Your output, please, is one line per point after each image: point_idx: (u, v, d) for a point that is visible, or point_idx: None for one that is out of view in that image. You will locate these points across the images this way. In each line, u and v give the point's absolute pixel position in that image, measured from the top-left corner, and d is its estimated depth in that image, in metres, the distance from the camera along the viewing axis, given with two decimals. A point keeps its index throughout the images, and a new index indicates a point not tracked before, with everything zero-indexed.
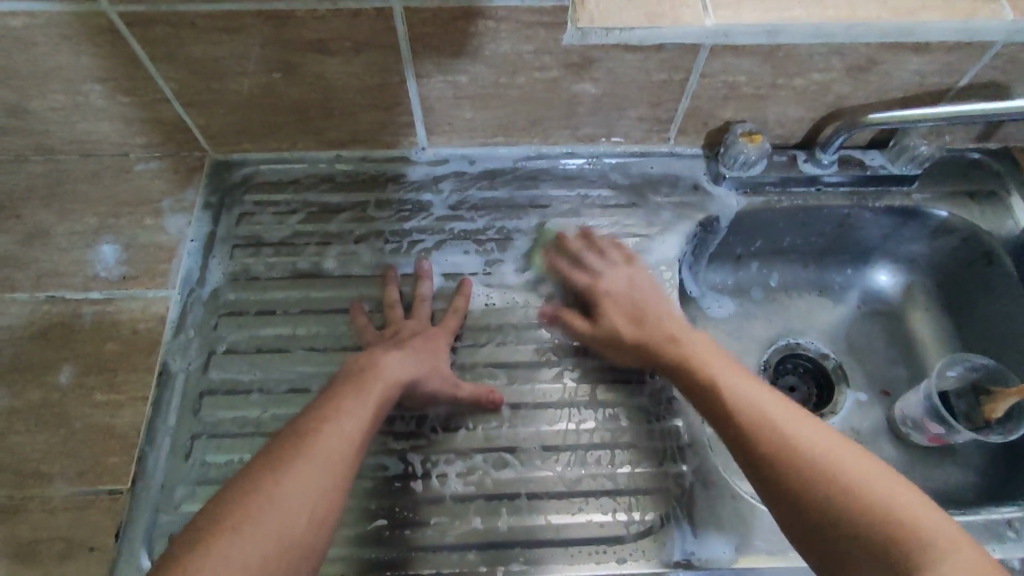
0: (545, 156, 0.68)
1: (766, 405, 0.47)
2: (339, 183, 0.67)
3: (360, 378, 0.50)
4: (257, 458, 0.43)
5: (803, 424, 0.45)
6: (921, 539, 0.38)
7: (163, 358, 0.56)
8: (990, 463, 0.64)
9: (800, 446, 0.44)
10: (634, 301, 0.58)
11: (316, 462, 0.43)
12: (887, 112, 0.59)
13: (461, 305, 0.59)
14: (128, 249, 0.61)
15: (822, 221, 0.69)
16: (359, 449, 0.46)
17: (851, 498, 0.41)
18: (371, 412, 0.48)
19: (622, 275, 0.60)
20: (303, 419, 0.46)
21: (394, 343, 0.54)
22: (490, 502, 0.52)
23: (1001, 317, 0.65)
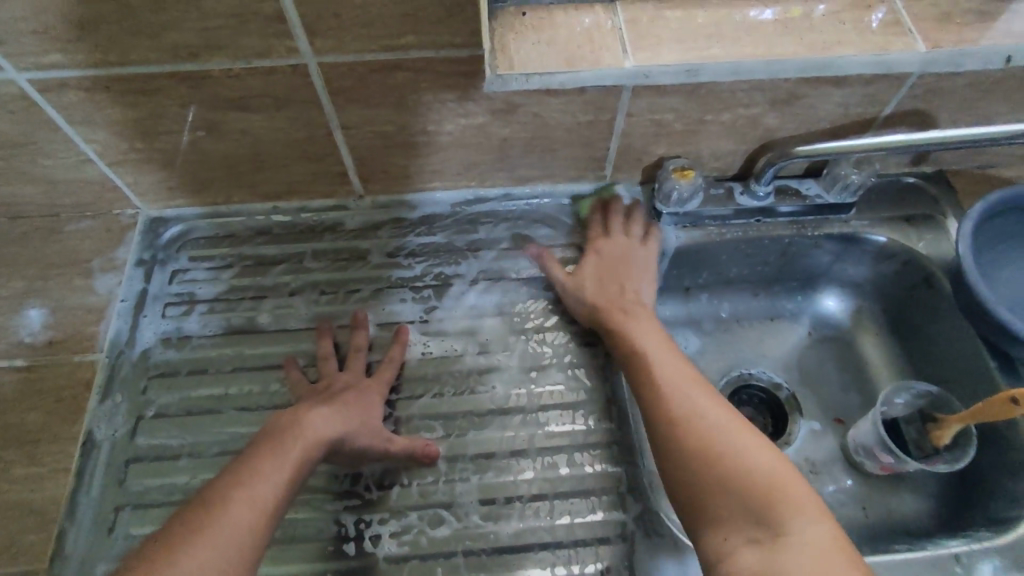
0: (484, 198, 0.68)
1: (679, 380, 0.51)
2: (275, 235, 0.66)
3: (278, 438, 0.49)
4: (159, 534, 0.42)
5: (701, 393, 0.50)
6: (778, 497, 0.42)
7: (88, 426, 0.54)
8: (944, 490, 0.63)
9: (699, 416, 0.48)
10: (615, 266, 0.62)
11: (219, 537, 0.41)
12: (812, 146, 0.60)
13: (397, 355, 0.58)
14: (55, 313, 0.59)
15: (765, 251, 0.69)
16: (271, 518, 0.44)
17: (730, 464, 0.44)
18: (285, 478, 0.46)
19: (623, 243, 0.64)
20: (214, 487, 0.45)
21: (324, 398, 0.53)
22: (425, 563, 0.50)
23: (942, 341, 0.65)
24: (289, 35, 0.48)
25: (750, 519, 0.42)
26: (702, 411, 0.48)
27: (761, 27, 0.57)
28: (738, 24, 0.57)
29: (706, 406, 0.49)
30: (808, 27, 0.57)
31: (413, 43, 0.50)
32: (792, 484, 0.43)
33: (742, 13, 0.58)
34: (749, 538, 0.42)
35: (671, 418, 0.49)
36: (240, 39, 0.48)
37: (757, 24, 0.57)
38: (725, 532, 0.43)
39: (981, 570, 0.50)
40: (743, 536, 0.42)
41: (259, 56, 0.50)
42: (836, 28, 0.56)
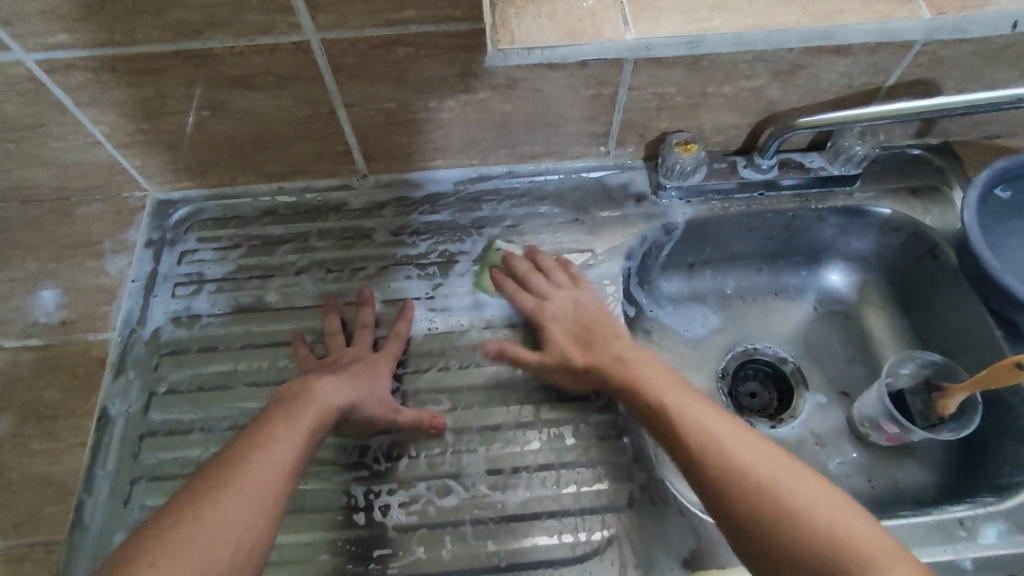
0: (488, 176, 0.68)
1: (721, 429, 0.47)
2: (281, 216, 0.67)
3: (291, 405, 0.50)
4: (183, 491, 0.42)
5: (748, 449, 0.46)
6: (858, 556, 0.39)
7: (102, 402, 0.56)
8: (949, 460, 0.63)
9: (748, 473, 0.44)
10: (581, 329, 0.58)
11: (245, 490, 0.42)
12: (814, 117, 0.60)
13: (403, 330, 0.59)
14: (68, 293, 0.60)
15: (769, 225, 0.69)
16: (292, 476, 0.45)
17: (787, 508, 0.42)
18: (301, 439, 0.47)
19: (567, 296, 0.59)
20: (233, 447, 0.46)
21: (332, 368, 0.54)
22: (434, 531, 0.51)
23: (948, 312, 0.65)
24: (291, 11, 0.49)
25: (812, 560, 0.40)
26: (756, 468, 0.44)
27: None
28: None
29: (744, 448, 0.46)
30: None
31: (413, 18, 0.50)
32: (867, 537, 0.40)
33: None
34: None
35: (712, 472, 0.45)
36: (244, 17, 0.49)
37: None
38: None
39: (985, 535, 0.50)
40: None
41: (262, 33, 0.50)
42: None
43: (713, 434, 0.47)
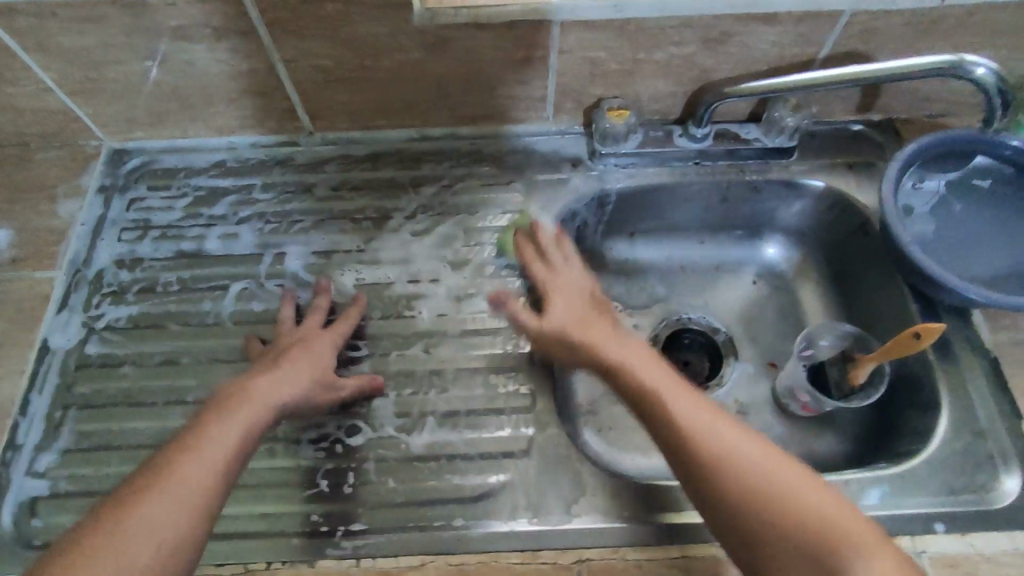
0: (430, 138, 0.70)
1: (700, 419, 0.47)
2: (228, 168, 0.69)
3: (227, 405, 0.48)
4: (108, 499, 0.41)
5: (736, 439, 0.46)
6: (840, 542, 0.40)
7: (43, 334, 0.59)
8: (864, 429, 0.64)
9: (738, 463, 0.44)
10: (584, 300, 0.58)
11: (172, 496, 0.41)
12: (733, 89, 0.61)
13: (324, 303, 0.59)
14: (20, 233, 0.64)
15: (705, 196, 0.70)
16: (226, 477, 0.44)
17: (787, 508, 0.41)
18: (238, 440, 0.46)
19: (578, 275, 0.59)
20: (165, 451, 0.44)
21: (273, 361, 0.54)
22: (340, 467, 0.54)
23: (875, 287, 0.65)
24: None
25: (810, 563, 0.40)
26: (747, 462, 0.44)
27: None
28: None
29: (743, 450, 0.45)
30: None
31: None
32: (845, 520, 0.41)
33: None
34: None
35: (703, 463, 0.45)
36: None
37: None
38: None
39: (869, 496, 0.52)
40: None
41: None
42: None
43: (719, 440, 0.45)
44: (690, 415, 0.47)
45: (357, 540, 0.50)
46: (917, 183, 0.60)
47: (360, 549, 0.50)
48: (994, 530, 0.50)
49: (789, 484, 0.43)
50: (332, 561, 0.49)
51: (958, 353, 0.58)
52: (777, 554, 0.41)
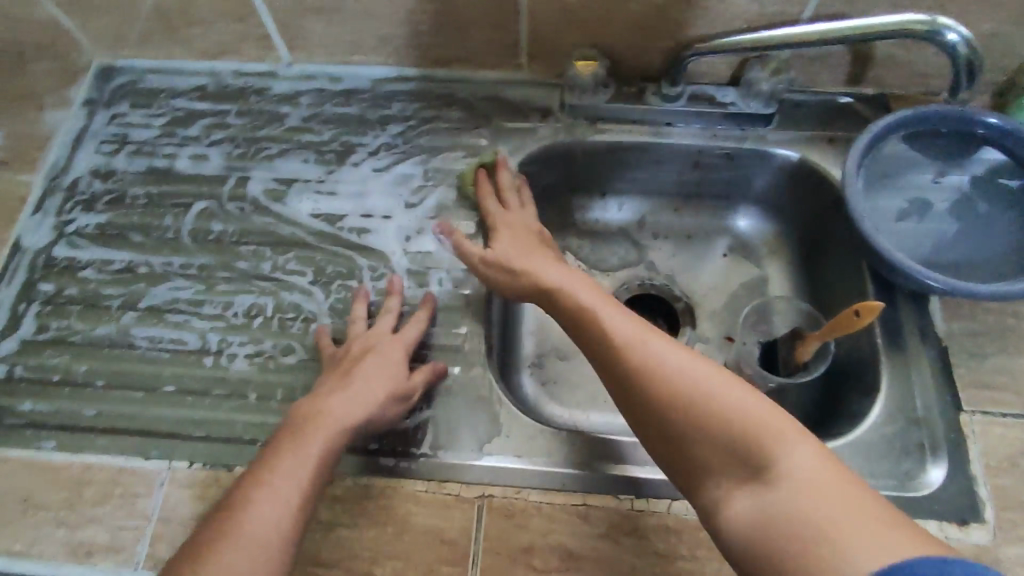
0: (405, 78, 0.70)
1: (632, 331, 0.46)
2: (208, 93, 0.71)
3: (297, 429, 0.48)
4: (186, 545, 0.42)
5: (670, 351, 0.44)
6: (764, 434, 0.38)
7: (17, 233, 0.63)
8: (809, 411, 0.62)
9: (661, 373, 0.43)
10: (530, 237, 0.60)
11: (242, 541, 0.41)
12: (706, 43, 0.59)
13: (360, 311, 0.57)
14: (8, 138, 0.67)
15: (677, 160, 0.68)
16: (300, 510, 0.43)
17: (706, 407, 0.40)
18: (309, 471, 0.45)
19: (528, 216, 0.61)
20: (236, 490, 0.44)
21: (340, 379, 0.52)
22: (269, 383, 0.56)
23: (840, 268, 0.63)
24: None
25: (748, 471, 0.38)
26: (670, 368, 0.43)
27: None
28: None
29: (681, 363, 0.43)
30: None
31: None
32: (771, 420, 0.39)
33: None
34: (745, 486, 0.38)
35: (632, 377, 0.44)
36: None
37: None
38: (718, 485, 0.39)
39: None
40: (735, 482, 0.38)
41: None
42: None
43: (690, 381, 0.41)
44: (662, 353, 0.44)
45: None
46: (932, 177, 0.61)
47: None
48: (909, 517, 0.48)
49: (728, 395, 0.40)
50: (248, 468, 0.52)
51: (908, 338, 0.55)
52: (726, 468, 0.39)
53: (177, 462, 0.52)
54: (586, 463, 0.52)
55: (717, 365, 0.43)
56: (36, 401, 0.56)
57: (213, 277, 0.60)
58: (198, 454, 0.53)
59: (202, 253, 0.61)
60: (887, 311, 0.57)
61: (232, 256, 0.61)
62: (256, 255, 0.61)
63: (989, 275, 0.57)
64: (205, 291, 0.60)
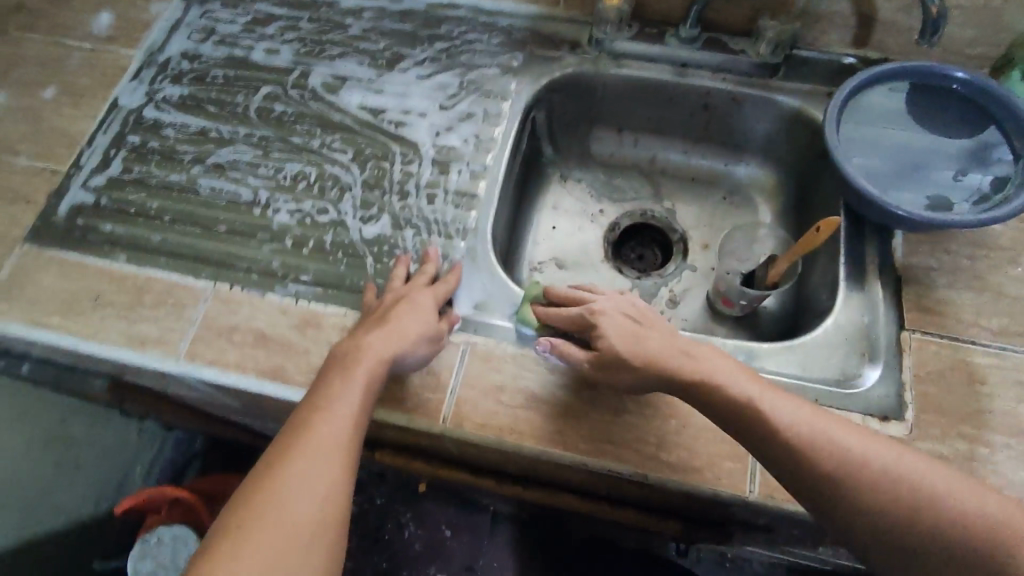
0: (456, 5, 0.79)
1: (780, 408, 0.47)
2: (287, 1, 0.81)
3: (346, 361, 0.52)
4: (258, 464, 0.46)
5: (795, 413, 0.47)
6: (923, 512, 0.43)
7: (116, 94, 0.75)
8: (776, 336, 0.70)
9: (831, 457, 0.45)
10: (636, 322, 0.53)
11: (314, 459, 0.45)
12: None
13: (400, 270, 0.61)
14: (120, 19, 0.80)
15: (687, 100, 0.75)
16: (355, 428, 0.48)
17: (868, 484, 0.44)
18: (359, 396, 0.49)
19: (612, 300, 0.55)
20: (297, 416, 0.48)
21: (377, 322, 0.55)
22: (303, 234, 0.66)
23: (823, 211, 0.69)
24: None
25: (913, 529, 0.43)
26: (834, 445, 0.45)
27: None
28: None
29: (811, 427, 0.46)
30: None
31: None
32: (939, 479, 0.44)
33: None
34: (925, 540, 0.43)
35: (803, 463, 0.45)
36: None
37: None
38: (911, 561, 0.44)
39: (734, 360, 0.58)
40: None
41: None
42: None
43: (814, 433, 0.46)
44: (728, 375, 0.49)
45: (300, 286, 0.62)
46: (954, 173, 0.63)
47: (301, 293, 0.62)
48: (836, 407, 0.54)
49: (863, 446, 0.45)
50: (277, 295, 0.62)
51: (868, 266, 0.61)
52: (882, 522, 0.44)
53: (220, 284, 0.63)
54: None
55: (849, 426, 0.47)
56: (114, 224, 0.67)
57: (269, 147, 0.71)
58: (237, 280, 0.63)
59: (263, 127, 0.72)
60: (852, 244, 0.62)
61: (288, 132, 0.71)
62: (307, 133, 0.71)
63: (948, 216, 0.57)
64: (261, 156, 0.70)
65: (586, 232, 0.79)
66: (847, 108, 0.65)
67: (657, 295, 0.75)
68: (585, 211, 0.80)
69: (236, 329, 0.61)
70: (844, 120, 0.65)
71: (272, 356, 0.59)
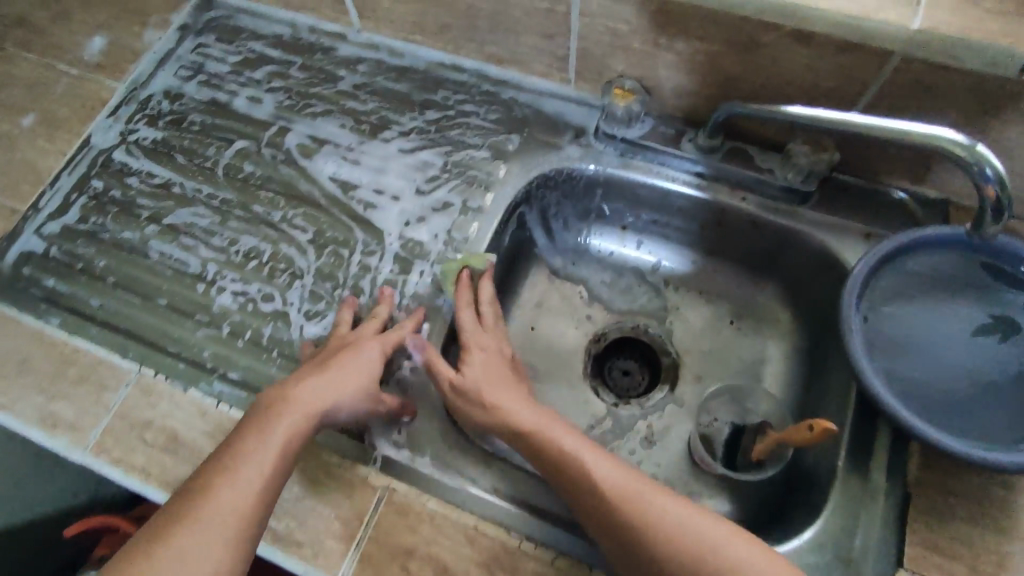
0: (458, 67, 0.71)
1: (614, 478, 0.46)
2: (282, 42, 0.75)
3: (264, 414, 0.48)
4: (144, 530, 0.41)
5: (619, 473, 0.46)
6: None
7: (90, 131, 0.71)
8: (759, 514, 0.58)
9: (668, 530, 0.43)
10: (504, 376, 0.56)
11: (206, 525, 0.40)
12: (743, 103, 0.56)
13: (345, 316, 0.58)
14: (110, 45, 0.76)
15: (699, 214, 0.65)
16: (265, 497, 0.43)
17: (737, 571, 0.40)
18: (275, 454, 0.45)
19: (496, 344, 0.58)
20: (200, 472, 0.44)
21: (316, 365, 0.52)
22: (242, 322, 0.60)
23: (836, 376, 0.58)
24: None
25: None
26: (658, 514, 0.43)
27: None
28: None
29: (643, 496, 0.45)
30: None
31: None
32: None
33: None
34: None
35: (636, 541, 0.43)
36: None
37: None
38: None
39: None
40: None
41: None
42: None
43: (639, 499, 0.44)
44: (611, 475, 0.46)
45: (225, 385, 0.57)
46: None
47: (224, 394, 0.57)
48: None
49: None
50: (198, 393, 0.57)
51: (874, 473, 0.50)
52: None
53: (146, 369, 0.58)
54: (495, 490, 0.53)
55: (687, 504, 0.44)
56: (58, 281, 0.63)
57: (228, 214, 0.66)
58: (164, 368, 0.58)
59: (227, 189, 0.67)
60: (857, 435, 0.52)
61: (252, 198, 0.66)
62: (271, 203, 0.66)
63: (1003, 429, 0.47)
64: (218, 224, 0.65)
65: (569, 339, 0.70)
66: (878, 287, 0.53)
67: (632, 429, 0.65)
68: (572, 312, 0.71)
69: (150, 425, 0.56)
70: (871, 305, 0.53)
71: (178, 465, 0.54)
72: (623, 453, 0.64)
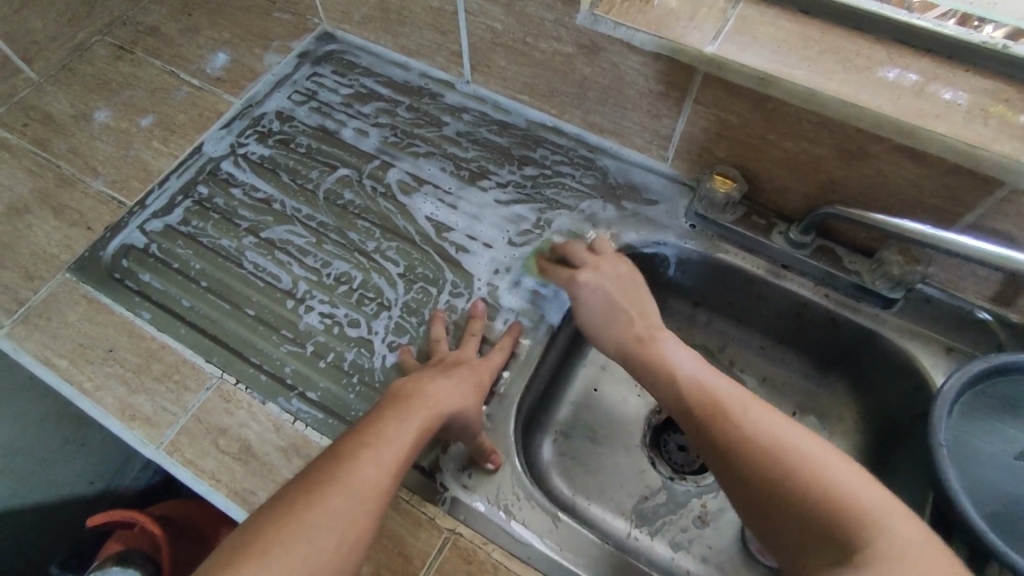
0: (558, 130, 0.74)
1: (752, 409, 0.47)
2: (393, 82, 0.79)
3: (402, 402, 0.50)
4: (290, 485, 0.43)
5: (765, 415, 0.46)
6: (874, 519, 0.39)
7: (203, 140, 0.75)
8: None
9: (790, 447, 0.43)
10: (618, 295, 0.59)
11: (350, 489, 0.42)
12: (844, 208, 0.59)
13: (438, 329, 0.61)
14: (232, 63, 0.81)
15: (778, 302, 0.66)
16: (399, 475, 0.45)
17: (821, 492, 0.41)
18: (411, 439, 0.47)
19: (614, 268, 0.60)
20: (345, 442, 0.46)
21: (440, 370, 0.55)
22: (326, 343, 0.62)
23: (908, 483, 0.58)
24: None
25: (826, 532, 0.40)
26: (781, 438, 0.44)
27: (860, 72, 0.54)
28: (842, 60, 0.55)
29: (771, 422, 0.45)
30: (915, 92, 0.52)
31: None
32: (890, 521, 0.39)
33: (851, 53, 0.55)
34: (831, 554, 0.39)
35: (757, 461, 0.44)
36: None
37: (860, 68, 0.54)
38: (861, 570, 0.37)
39: None
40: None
41: None
42: (941, 102, 0.52)
43: (772, 435, 0.44)
44: (762, 418, 0.46)
45: (303, 404, 0.58)
46: None
47: (301, 413, 0.58)
48: None
49: (811, 450, 0.43)
50: (276, 408, 0.58)
51: None
52: (797, 529, 0.41)
53: (228, 375, 0.60)
54: (559, 549, 0.52)
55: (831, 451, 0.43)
56: (153, 278, 0.66)
57: (324, 237, 0.68)
58: (246, 377, 0.60)
59: (325, 213, 0.70)
60: None
61: (348, 225, 0.69)
62: (366, 232, 0.68)
63: None
64: (313, 245, 0.68)
65: (630, 405, 0.71)
66: (978, 396, 0.53)
67: (685, 505, 0.65)
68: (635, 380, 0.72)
69: (225, 433, 0.57)
70: (966, 415, 0.52)
71: (246, 476, 0.54)
72: (674, 529, 0.63)
